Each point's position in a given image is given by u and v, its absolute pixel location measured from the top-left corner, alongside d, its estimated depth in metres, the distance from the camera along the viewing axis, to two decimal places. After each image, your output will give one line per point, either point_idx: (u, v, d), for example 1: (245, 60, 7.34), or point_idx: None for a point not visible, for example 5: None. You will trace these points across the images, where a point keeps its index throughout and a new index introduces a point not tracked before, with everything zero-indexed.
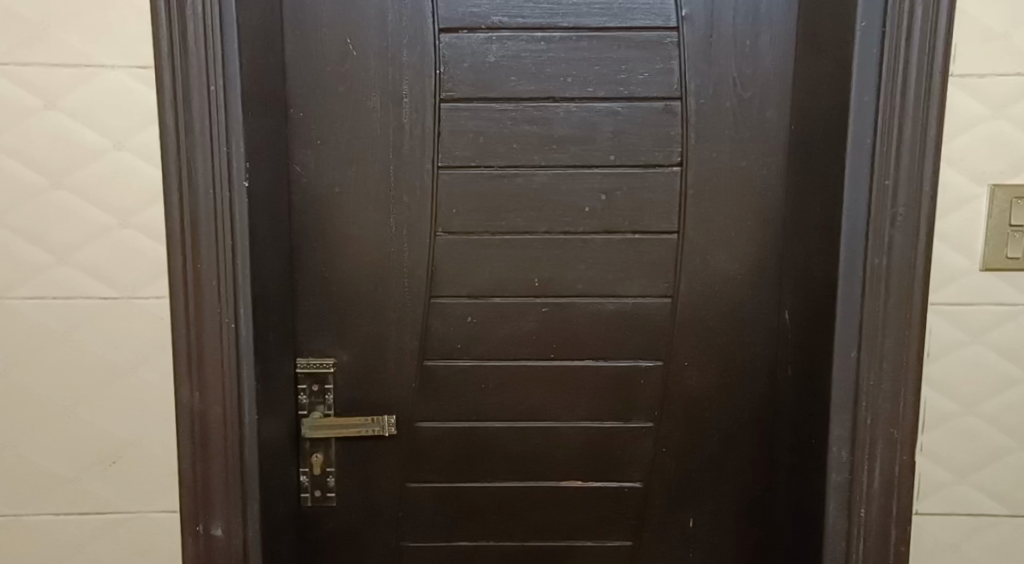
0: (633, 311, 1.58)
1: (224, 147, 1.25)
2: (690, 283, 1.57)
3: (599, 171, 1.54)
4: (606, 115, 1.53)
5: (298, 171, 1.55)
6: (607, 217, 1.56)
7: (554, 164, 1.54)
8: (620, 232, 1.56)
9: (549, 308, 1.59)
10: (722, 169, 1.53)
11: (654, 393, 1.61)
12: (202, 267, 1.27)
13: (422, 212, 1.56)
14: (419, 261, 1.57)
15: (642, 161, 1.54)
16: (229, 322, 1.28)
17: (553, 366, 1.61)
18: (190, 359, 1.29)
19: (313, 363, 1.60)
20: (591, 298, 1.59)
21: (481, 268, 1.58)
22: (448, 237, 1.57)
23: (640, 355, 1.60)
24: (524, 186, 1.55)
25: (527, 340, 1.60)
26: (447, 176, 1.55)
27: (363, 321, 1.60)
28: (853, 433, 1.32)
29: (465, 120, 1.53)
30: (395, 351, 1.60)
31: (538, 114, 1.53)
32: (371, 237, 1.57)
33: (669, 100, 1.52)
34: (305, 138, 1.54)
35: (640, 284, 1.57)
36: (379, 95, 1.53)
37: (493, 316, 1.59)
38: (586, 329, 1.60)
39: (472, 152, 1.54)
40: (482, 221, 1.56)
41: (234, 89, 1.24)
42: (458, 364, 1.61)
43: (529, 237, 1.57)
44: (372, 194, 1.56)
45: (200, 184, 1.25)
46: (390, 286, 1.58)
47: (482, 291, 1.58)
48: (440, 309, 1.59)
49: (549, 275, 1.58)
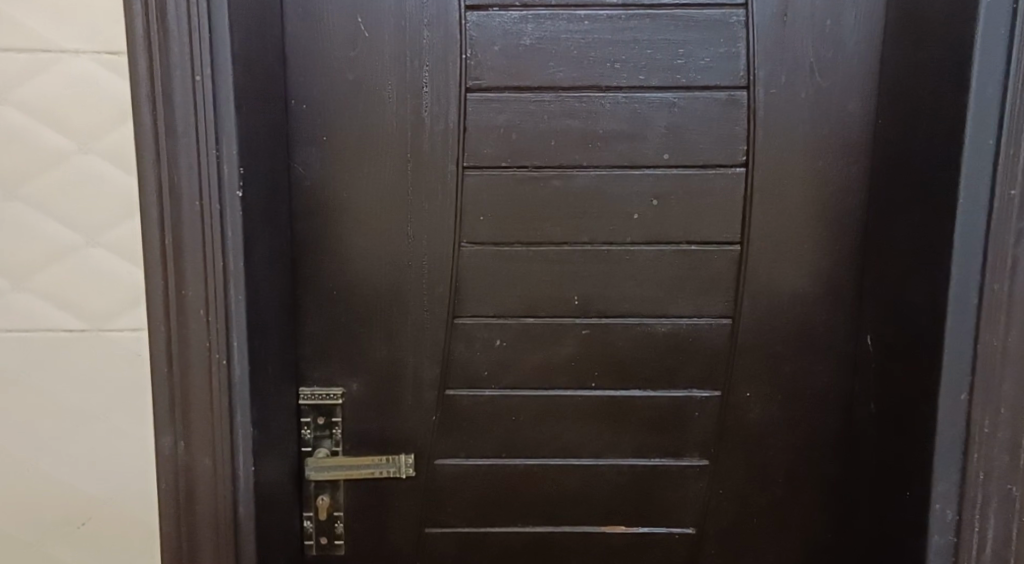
0: (687, 334, 1.38)
1: (213, 150, 1.03)
2: (754, 303, 1.36)
3: (651, 173, 1.33)
4: (659, 107, 1.31)
5: (301, 173, 1.34)
6: (658, 226, 1.35)
7: (599, 165, 1.33)
8: (674, 242, 1.35)
9: (590, 330, 1.39)
10: (795, 171, 1.32)
11: (709, 427, 1.41)
12: (186, 295, 1.06)
13: (445, 221, 1.35)
14: (441, 277, 1.37)
15: (702, 161, 1.32)
16: (219, 359, 1.07)
17: (594, 396, 1.41)
18: (172, 404, 1.08)
19: (319, 395, 1.40)
20: (639, 318, 1.38)
21: (513, 285, 1.37)
22: (474, 249, 1.36)
23: (694, 384, 1.39)
24: (563, 191, 1.34)
25: (565, 366, 1.40)
26: (473, 179, 1.34)
27: (375, 345, 1.39)
28: (961, 490, 1.12)
29: (495, 114, 1.32)
30: (413, 379, 1.40)
31: (580, 106, 1.32)
32: (386, 249, 1.36)
33: (733, 89, 1.30)
34: (310, 135, 1.33)
35: (696, 303, 1.36)
36: (394, 84, 1.31)
37: (526, 340, 1.39)
38: (631, 353, 1.39)
39: (504, 150, 1.33)
40: (513, 230, 1.35)
41: (224, 80, 1.03)
42: (485, 394, 1.41)
43: (568, 249, 1.36)
44: (387, 201, 1.35)
45: (183, 195, 1.04)
46: (407, 305, 1.38)
47: (513, 310, 1.38)
48: (465, 332, 1.39)
49: (592, 292, 1.37)
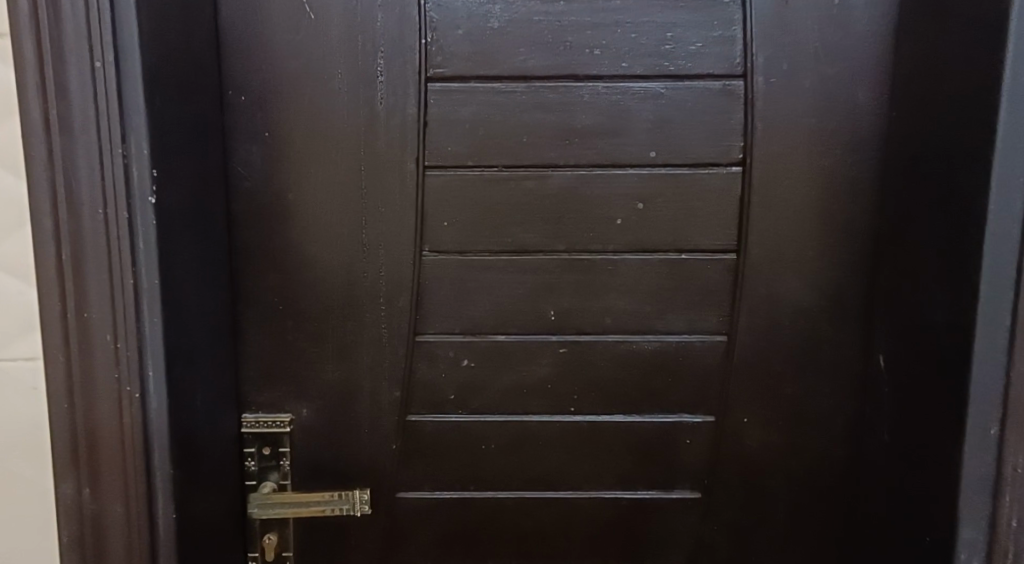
0: (676, 352, 1.23)
1: (119, 149, 0.89)
2: (751, 318, 1.21)
3: (635, 172, 1.18)
4: (644, 98, 1.16)
5: (241, 173, 1.19)
6: (643, 232, 1.20)
7: (577, 163, 1.18)
8: (661, 251, 1.20)
9: (568, 348, 1.24)
10: (797, 170, 1.17)
11: (702, 456, 1.26)
12: (91, 317, 0.92)
13: (403, 227, 1.20)
14: (400, 290, 1.22)
15: (693, 158, 1.17)
16: (131, 392, 0.93)
17: (573, 421, 1.26)
18: (75, 443, 0.94)
19: (263, 422, 1.25)
20: (623, 334, 1.23)
21: (481, 298, 1.22)
22: (437, 258, 1.21)
23: (685, 408, 1.25)
24: (537, 193, 1.19)
25: (541, 388, 1.25)
26: (435, 180, 1.19)
27: (326, 366, 1.25)
28: (991, 538, 0.98)
29: (459, 105, 1.16)
30: (370, 403, 1.25)
31: (555, 97, 1.16)
32: (337, 259, 1.22)
33: (728, 77, 1.15)
34: (250, 130, 1.17)
35: (686, 318, 1.22)
36: (344, 73, 1.16)
37: (496, 360, 1.24)
38: (614, 373, 1.24)
39: (469, 147, 1.17)
40: (480, 237, 1.20)
41: (131, 67, 0.88)
42: (450, 420, 1.26)
43: (543, 259, 1.21)
44: (338, 205, 1.20)
45: (82, 202, 0.89)
46: (362, 322, 1.23)
47: (481, 326, 1.23)
48: (427, 351, 1.24)
49: (569, 307, 1.22)
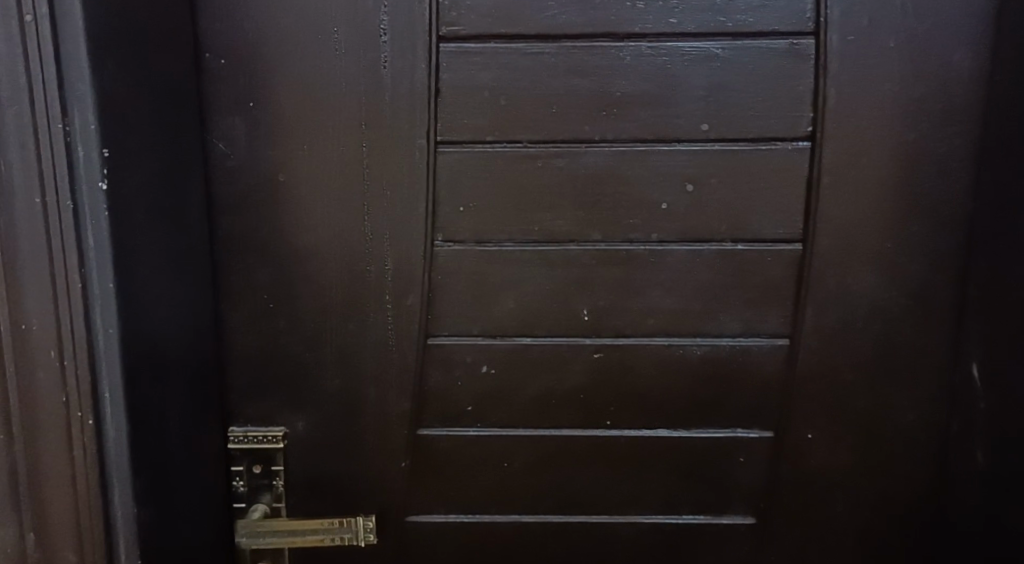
0: (729, 357, 1.06)
1: (59, 122, 0.72)
2: (818, 319, 1.04)
3: (684, 148, 1.00)
4: (696, 61, 0.98)
5: (223, 149, 1.02)
6: (692, 218, 1.02)
7: (616, 138, 1.01)
8: (715, 240, 1.03)
9: (604, 353, 1.07)
10: (877, 145, 0.99)
11: (758, 477, 1.10)
12: (30, 329, 0.76)
13: (413, 213, 1.04)
14: (409, 286, 1.06)
15: (753, 132, 0.99)
16: (84, 419, 0.79)
17: (609, 436, 1.10)
18: (17, 476, 0.80)
19: (253, 436, 1.10)
20: (669, 337, 1.06)
21: (503, 295, 1.06)
22: (451, 248, 1.05)
23: (739, 423, 1.08)
24: (567, 174, 1.02)
25: (572, 398, 1.09)
26: (449, 158, 1.02)
27: (324, 373, 1.09)
28: None
29: (477, 70, 0.99)
30: (376, 414, 1.10)
31: (591, 60, 0.99)
32: (335, 249, 1.05)
33: (797, 35, 0.96)
34: (232, 99, 1.00)
35: (741, 319, 1.05)
36: (341, 32, 0.98)
37: (521, 365, 1.08)
38: (658, 382, 1.08)
39: (488, 119, 1.01)
40: (502, 224, 1.04)
41: (73, 19, 0.71)
42: (469, 434, 1.10)
43: (575, 250, 1.05)
44: (336, 187, 1.03)
45: (15, 191, 0.73)
46: (366, 322, 1.07)
47: (504, 328, 1.07)
48: (441, 355, 1.08)
49: (605, 306, 1.06)
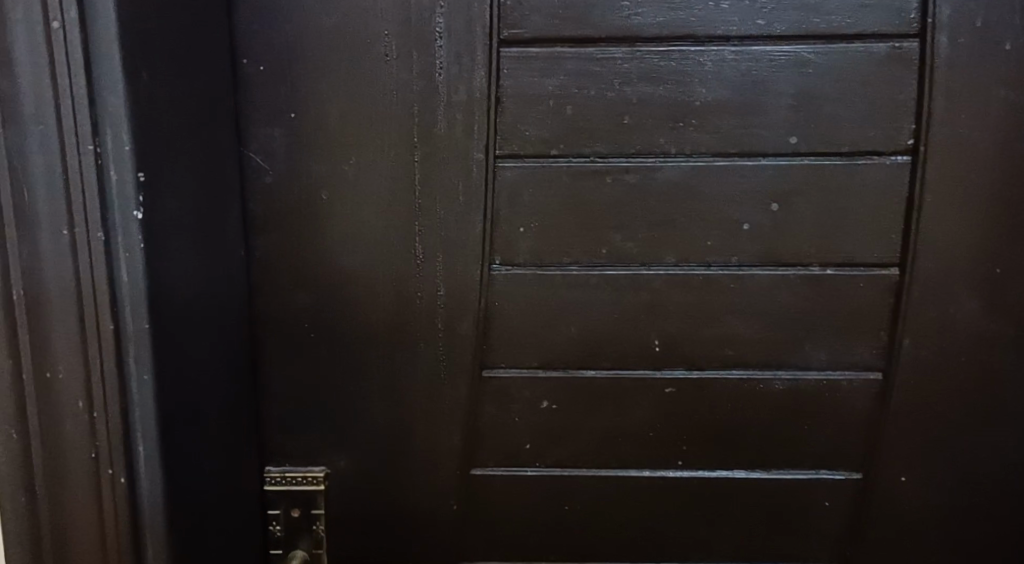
0: (815, 392, 0.97)
1: (89, 143, 0.63)
2: (915, 351, 0.94)
3: (770, 163, 0.91)
4: (784, 67, 0.88)
5: (260, 165, 0.92)
6: (778, 240, 0.93)
7: (695, 151, 0.91)
8: (802, 264, 0.94)
9: (677, 388, 0.98)
10: (985, 160, 0.89)
11: (841, 522, 1.01)
12: (55, 378, 0.67)
13: (468, 234, 0.94)
14: (462, 313, 0.96)
15: (847, 146, 0.90)
16: (115, 476, 0.70)
17: (681, 477, 1.01)
18: (40, 542, 0.71)
19: (290, 478, 1.01)
20: (748, 370, 0.97)
21: (566, 323, 0.97)
22: (510, 273, 0.95)
23: (823, 463, 0.99)
24: (640, 191, 0.93)
25: (641, 436, 1.00)
26: (509, 173, 0.92)
27: (369, 408, 0.99)
28: None
29: (542, 77, 0.90)
30: (426, 454, 1.00)
31: (668, 65, 0.89)
32: (381, 273, 0.95)
33: (899, 38, 0.87)
34: (271, 110, 0.91)
35: (828, 350, 0.96)
36: (392, 35, 0.89)
37: (585, 401, 0.99)
38: (736, 419, 0.99)
39: (553, 131, 0.91)
40: (566, 246, 0.94)
41: (106, 23, 0.62)
42: (527, 475, 1.01)
43: (647, 273, 0.95)
44: (384, 206, 0.93)
45: (40, 220, 0.64)
46: (415, 354, 0.97)
47: (567, 360, 0.98)
48: (497, 389, 0.99)
49: (679, 335, 0.96)
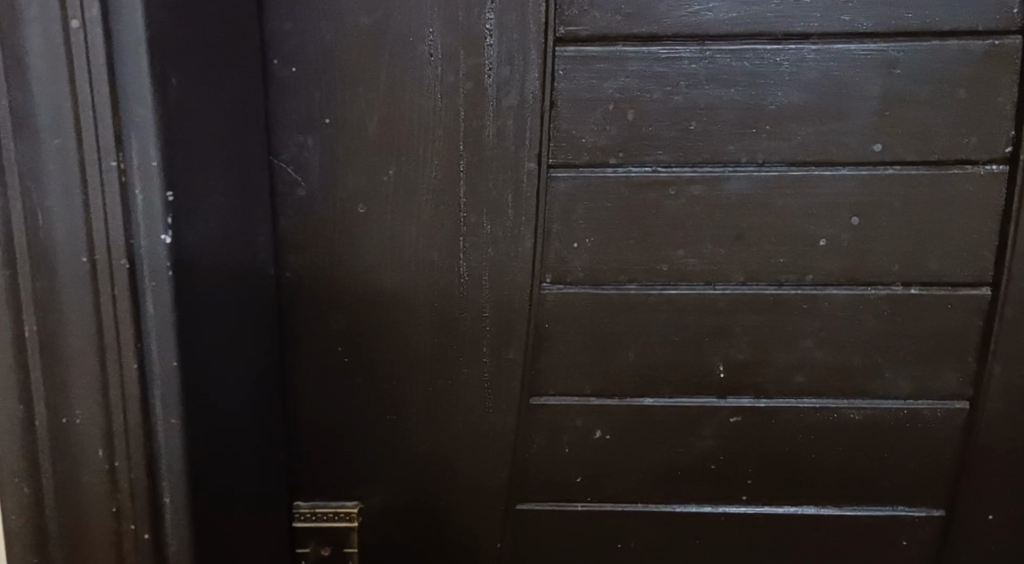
0: (895, 423, 0.90)
1: (112, 159, 0.56)
2: (1005, 377, 0.87)
3: (851, 172, 0.83)
4: (869, 67, 0.80)
5: (292, 175, 0.84)
6: (857, 256, 0.85)
7: (769, 160, 0.83)
8: (883, 283, 0.86)
9: (742, 417, 0.91)
10: None
11: (919, 561, 0.93)
12: (73, 423, 0.60)
13: (519, 251, 0.86)
14: (511, 336, 0.88)
15: (938, 153, 0.82)
16: (138, 532, 0.62)
17: (746, 513, 0.93)
18: None
19: (322, 514, 0.93)
20: (822, 399, 0.90)
21: (624, 347, 0.89)
22: (563, 292, 0.87)
23: (901, 497, 0.92)
24: (706, 204, 0.85)
25: (703, 469, 0.92)
26: (564, 184, 0.84)
27: (407, 438, 0.91)
28: None
29: (602, 79, 0.82)
30: (470, 487, 0.92)
31: (741, 66, 0.81)
32: (423, 293, 0.87)
33: (999, 34, 0.79)
34: (304, 116, 0.83)
35: (910, 376, 0.88)
36: (437, 32, 0.81)
37: (642, 431, 0.91)
38: (807, 451, 0.91)
39: (614, 138, 0.83)
40: (626, 263, 0.87)
41: (133, 24, 0.54)
42: (578, 510, 0.93)
43: (713, 293, 0.87)
44: (428, 221, 0.86)
45: (58, 246, 0.57)
46: (458, 380, 0.90)
47: (624, 387, 0.90)
48: (548, 419, 0.91)
49: (747, 360, 0.89)
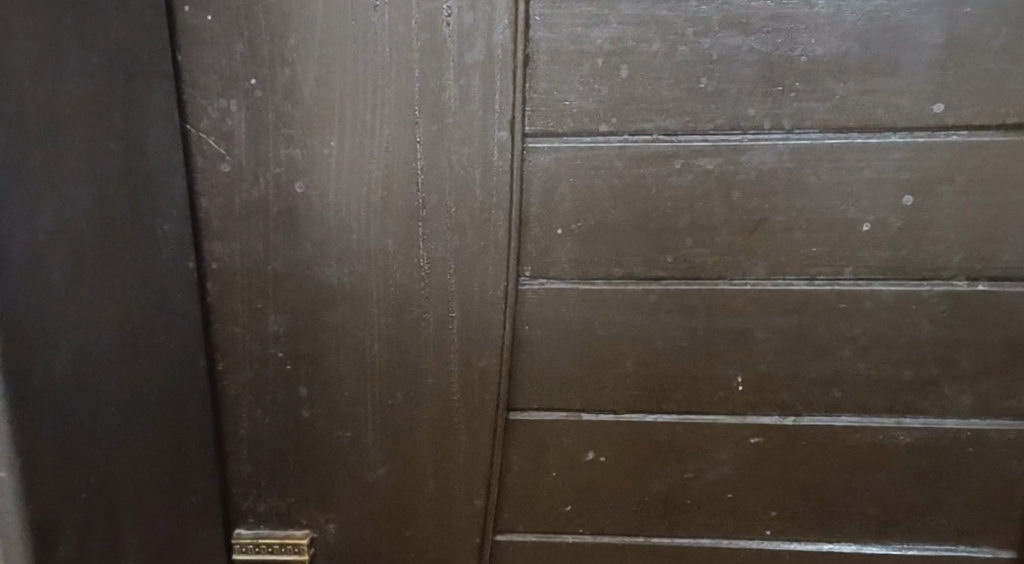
0: (953, 447, 0.74)
1: None
2: None
3: (902, 140, 0.66)
4: (931, 7, 0.63)
5: (212, 148, 0.70)
6: (910, 245, 0.69)
7: (800, 125, 0.67)
8: (943, 277, 0.69)
9: (765, 438, 0.75)
10: None
11: None
12: None
13: (489, 239, 0.70)
14: (483, 342, 0.73)
15: (1016, 115, 0.65)
16: None
17: (769, 549, 0.78)
18: None
19: (265, 545, 0.79)
20: (863, 417, 0.74)
21: (620, 353, 0.73)
22: (545, 288, 0.72)
23: (959, 534, 0.76)
24: (721, 182, 0.68)
25: (717, 498, 0.77)
26: (543, 157, 0.69)
27: (365, 460, 0.77)
28: None
29: (589, 25, 0.66)
30: (439, 517, 0.78)
31: (763, 6, 0.64)
32: (376, 292, 0.72)
33: None
34: (224, 76, 0.68)
35: (971, 393, 0.72)
36: None
37: (645, 454, 0.76)
38: (845, 479, 0.75)
39: (604, 99, 0.67)
40: (621, 253, 0.71)
41: None
42: (567, 542, 0.79)
43: (729, 289, 0.71)
44: (378, 204, 0.70)
45: None
46: (421, 393, 0.75)
47: (621, 401, 0.75)
48: (530, 437, 0.76)
49: (771, 370, 0.73)
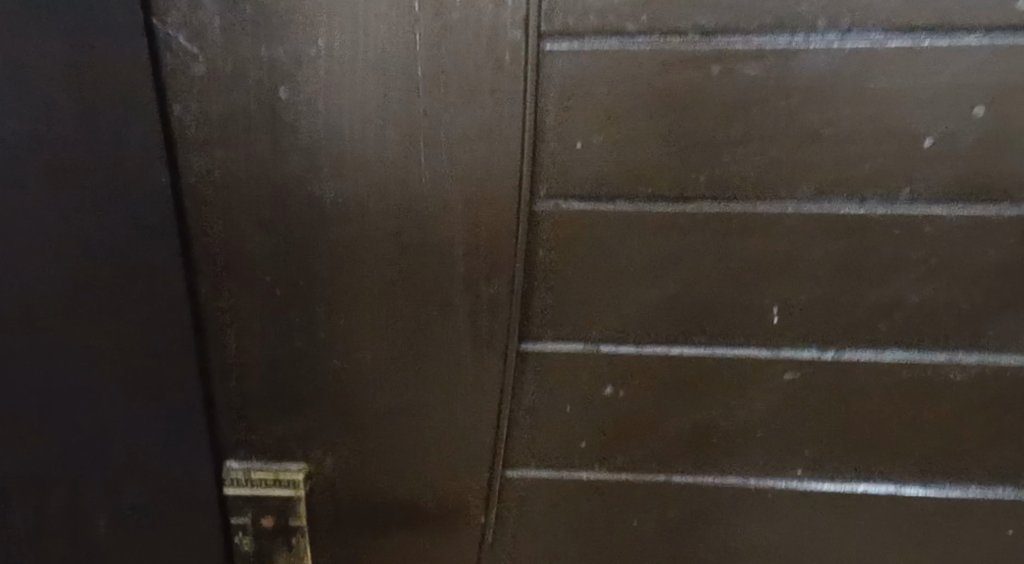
0: (1006, 385, 0.67)
1: None
2: None
3: (979, 42, 0.57)
4: None
5: (183, 47, 0.60)
6: (978, 163, 0.60)
7: (861, 23, 0.57)
8: (1012, 200, 0.61)
9: (801, 374, 0.68)
10: None
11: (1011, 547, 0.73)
12: None
13: (499, 154, 0.62)
14: (491, 267, 0.66)
15: None
16: None
17: (797, 489, 0.73)
18: None
19: (259, 479, 0.74)
20: (910, 353, 0.67)
21: (644, 281, 0.66)
22: (561, 209, 0.64)
23: (1002, 475, 0.71)
24: (766, 90, 0.60)
25: (745, 436, 0.71)
26: (561, 60, 0.60)
27: (364, 392, 0.71)
28: None
29: None
30: (443, 453, 0.73)
31: None
32: (372, 212, 0.65)
33: None
34: None
35: None
36: None
37: (668, 388, 0.70)
38: (885, 418, 0.69)
39: None
40: (649, 170, 0.62)
41: None
42: (581, 479, 0.74)
43: (769, 211, 0.63)
44: (372, 113, 0.62)
45: None
46: (425, 322, 0.68)
47: (644, 331, 0.68)
48: (543, 369, 0.70)
49: (811, 300, 0.66)
